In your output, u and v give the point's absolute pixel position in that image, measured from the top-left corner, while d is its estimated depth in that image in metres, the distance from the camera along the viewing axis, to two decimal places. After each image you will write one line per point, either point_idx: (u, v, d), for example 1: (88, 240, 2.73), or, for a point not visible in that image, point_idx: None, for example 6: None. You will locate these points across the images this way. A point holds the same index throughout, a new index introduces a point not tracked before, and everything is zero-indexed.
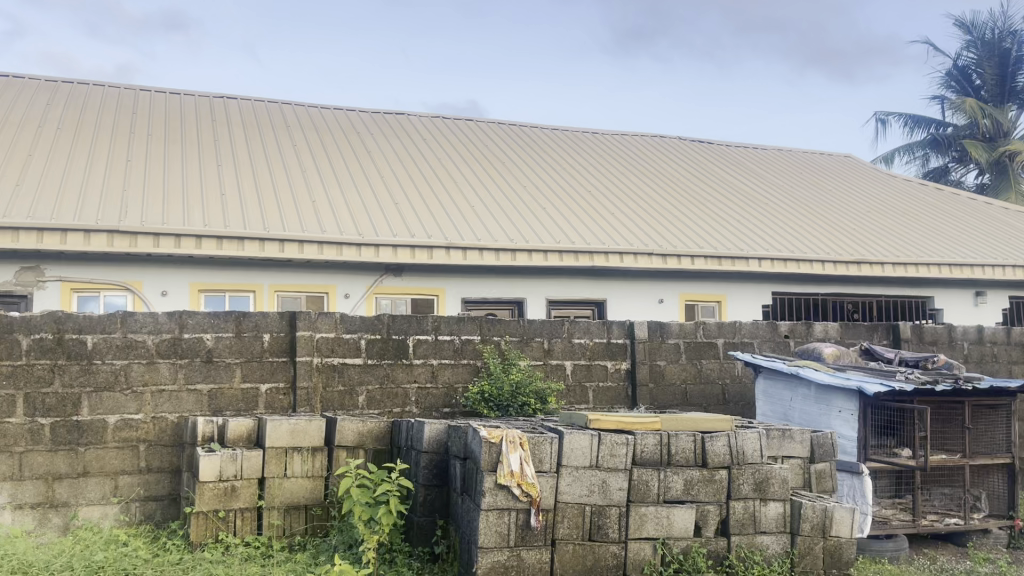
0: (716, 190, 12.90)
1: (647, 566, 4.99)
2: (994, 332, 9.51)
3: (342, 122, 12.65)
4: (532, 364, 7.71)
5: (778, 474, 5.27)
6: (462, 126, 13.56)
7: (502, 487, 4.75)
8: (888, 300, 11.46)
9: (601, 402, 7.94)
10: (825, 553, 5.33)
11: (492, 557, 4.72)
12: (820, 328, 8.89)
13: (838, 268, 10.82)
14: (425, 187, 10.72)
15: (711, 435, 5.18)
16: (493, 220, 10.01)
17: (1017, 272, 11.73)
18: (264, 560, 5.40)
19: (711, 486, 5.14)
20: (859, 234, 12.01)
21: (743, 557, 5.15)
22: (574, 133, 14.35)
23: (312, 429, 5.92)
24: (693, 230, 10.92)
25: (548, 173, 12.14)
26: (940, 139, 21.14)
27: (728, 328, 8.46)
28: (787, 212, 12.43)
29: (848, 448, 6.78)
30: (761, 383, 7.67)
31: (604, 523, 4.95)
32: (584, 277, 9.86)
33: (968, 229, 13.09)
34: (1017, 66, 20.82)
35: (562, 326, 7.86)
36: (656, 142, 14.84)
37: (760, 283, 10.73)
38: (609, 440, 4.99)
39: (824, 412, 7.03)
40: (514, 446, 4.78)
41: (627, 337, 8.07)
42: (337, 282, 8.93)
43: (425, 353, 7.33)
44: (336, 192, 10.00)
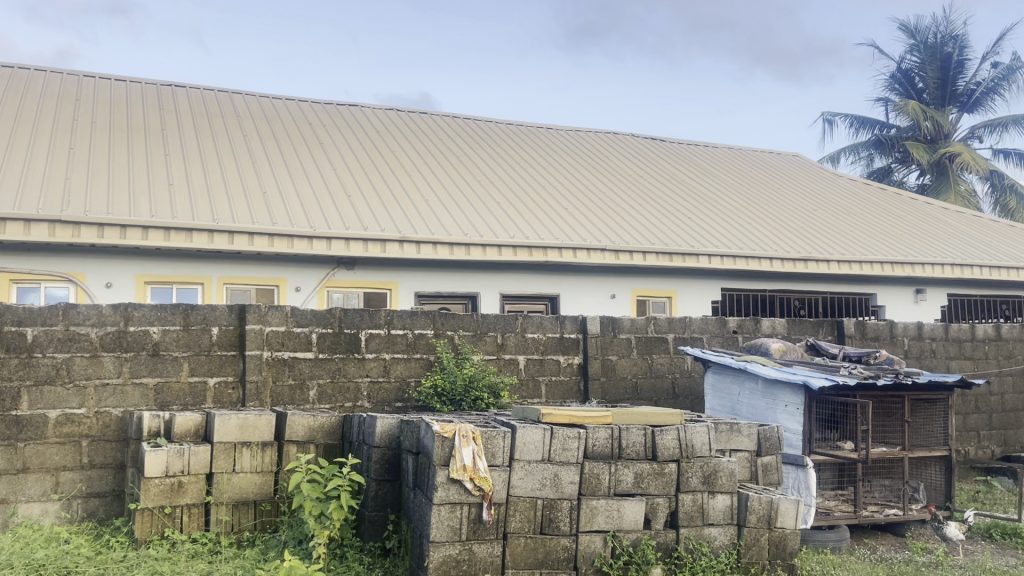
0: (669, 187, 13.03)
1: (598, 559, 5.03)
2: (933, 329, 9.82)
3: (295, 112, 12.48)
4: (485, 358, 7.74)
5: (726, 467, 5.36)
6: (416, 120, 13.46)
7: (454, 482, 4.76)
8: (833, 297, 11.75)
9: (553, 396, 7.99)
10: (770, 544, 5.43)
11: (444, 551, 4.73)
12: (768, 323, 9.05)
13: (786, 265, 11.02)
14: (378, 180, 10.63)
15: (661, 429, 5.25)
16: (447, 215, 9.96)
17: (956, 271, 12.09)
18: (212, 556, 5.30)
19: (660, 479, 5.22)
20: (808, 232, 12.22)
21: (691, 549, 5.24)
22: (529, 128, 14.35)
23: (262, 424, 5.83)
24: (646, 227, 11.01)
25: (503, 169, 12.12)
26: (883, 140, 21.65)
27: (679, 324, 8.59)
28: (737, 210, 12.60)
29: (794, 441, 6.95)
30: (710, 378, 7.79)
31: (555, 516, 4.99)
32: (538, 272, 9.90)
33: (911, 229, 13.44)
34: (958, 70, 21.44)
35: (515, 321, 7.89)
36: (611, 139, 14.92)
37: (710, 280, 10.89)
38: (561, 434, 5.02)
39: (770, 406, 7.18)
40: (467, 440, 4.79)
41: (580, 331, 8.12)
42: (288, 274, 8.80)
43: (377, 347, 7.28)
44: (288, 184, 9.85)
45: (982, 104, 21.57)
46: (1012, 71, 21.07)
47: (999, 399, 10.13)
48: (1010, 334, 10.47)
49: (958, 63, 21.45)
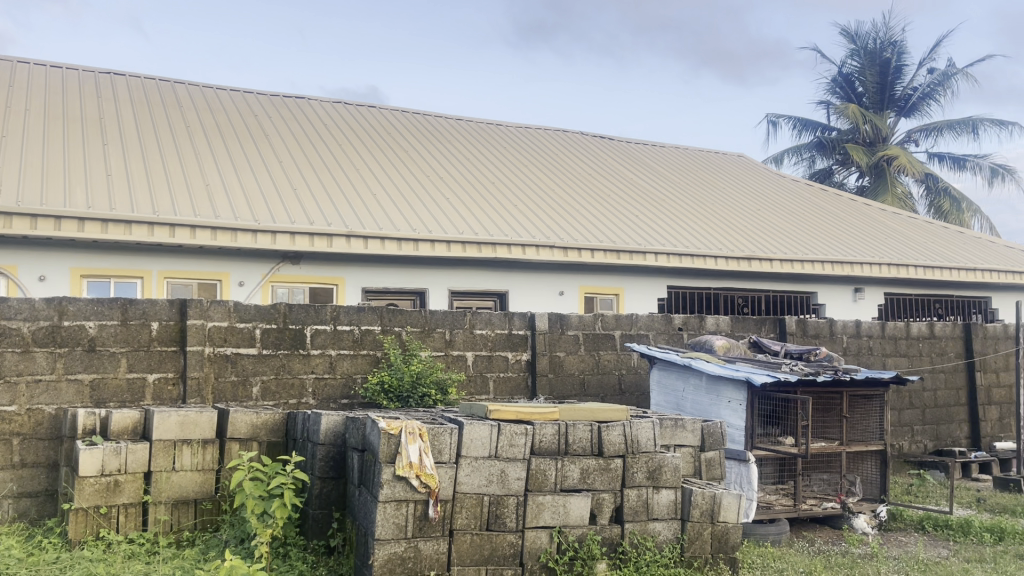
0: (617, 186, 13.13)
1: (544, 555, 5.04)
2: (871, 327, 10.10)
3: (239, 104, 12.23)
4: (433, 355, 7.71)
5: (670, 462, 5.44)
6: (364, 113, 13.31)
7: (400, 479, 4.72)
8: (776, 295, 12.01)
9: (501, 393, 8.02)
10: (713, 538, 5.52)
11: (389, 549, 4.69)
12: (712, 321, 9.20)
13: (730, 263, 11.20)
14: (325, 174, 10.48)
15: (607, 424, 5.29)
16: (396, 210, 9.88)
17: (893, 271, 12.44)
18: (150, 557, 5.17)
19: (606, 474, 5.26)
20: (752, 232, 12.45)
21: (635, 543, 5.30)
22: (478, 124, 14.32)
23: (203, 421, 5.72)
24: (595, 225, 11.07)
25: (452, 164, 12.06)
26: (825, 142, 22.18)
27: (626, 321, 8.67)
28: (683, 209, 12.76)
29: (736, 436, 7.07)
30: (655, 374, 7.88)
31: (502, 512, 4.99)
32: (486, 268, 9.89)
33: (851, 229, 13.78)
34: (896, 76, 22.05)
35: (464, 317, 7.89)
36: (560, 136, 14.97)
37: (656, 277, 11.01)
38: (508, 430, 5.03)
39: (714, 402, 7.30)
40: (413, 437, 4.76)
41: (528, 328, 8.16)
42: (231, 269, 8.62)
43: (323, 343, 7.19)
44: (232, 176, 9.66)
45: (919, 109, 22.23)
46: (947, 77, 21.75)
47: (932, 394, 10.48)
48: (943, 331, 10.77)
49: (896, 68, 22.05)
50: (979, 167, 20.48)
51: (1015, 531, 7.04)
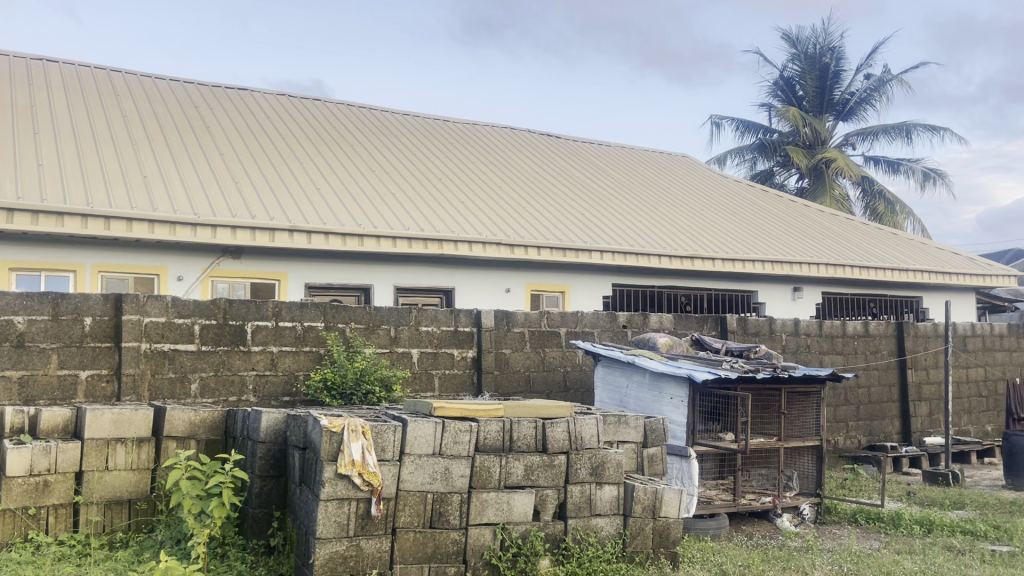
0: (564, 184, 13.20)
1: (487, 552, 5.04)
2: (808, 325, 10.35)
3: (179, 94, 11.94)
4: (378, 352, 7.64)
5: (613, 458, 5.49)
6: (309, 106, 13.11)
7: (342, 477, 4.67)
8: (717, 293, 12.24)
9: (446, 389, 8.00)
10: (654, 533, 5.59)
11: (330, 548, 4.63)
12: (655, 318, 9.34)
13: (674, 262, 11.34)
14: (268, 167, 10.30)
15: (551, 421, 5.33)
16: (341, 205, 9.77)
17: (830, 271, 12.76)
18: (81, 559, 5.01)
19: (550, 471, 5.28)
20: (695, 232, 12.63)
21: (578, 539, 5.33)
22: (425, 119, 14.23)
23: (138, 418, 5.58)
24: (541, 223, 11.10)
25: (399, 160, 11.96)
26: (766, 144, 22.63)
27: (571, 318, 8.71)
28: (628, 208, 12.88)
29: (678, 432, 7.17)
30: (600, 371, 7.94)
31: (445, 509, 4.97)
32: (432, 265, 9.84)
33: (790, 230, 14.09)
34: (835, 80, 22.61)
35: (409, 313, 7.83)
36: (507, 133, 14.97)
37: (602, 275, 11.10)
38: (453, 427, 5.02)
39: (656, 399, 7.39)
40: (356, 434, 4.71)
41: (474, 325, 8.15)
42: (169, 263, 8.42)
43: (264, 340, 7.07)
44: (170, 168, 9.42)
45: (856, 113, 22.84)
46: (883, 82, 22.39)
47: (866, 391, 10.80)
48: (877, 330, 11.09)
49: (834, 73, 22.61)
50: (912, 170, 21.14)
51: (943, 523, 7.29)
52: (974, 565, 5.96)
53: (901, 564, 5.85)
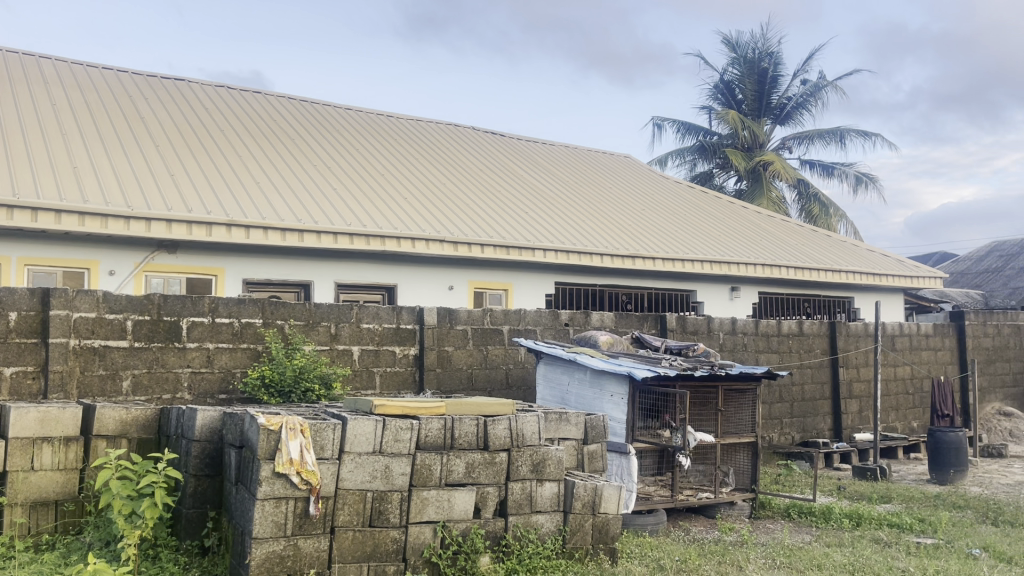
0: (507, 182, 13.21)
1: (427, 550, 5.02)
2: (745, 324, 10.57)
3: (113, 83, 11.58)
4: (318, 349, 7.54)
5: (554, 455, 5.52)
6: (248, 99, 12.85)
7: (280, 475, 4.61)
8: (657, 292, 12.41)
9: (387, 387, 7.94)
10: (594, 529, 5.64)
11: (267, 548, 4.56)
12: (597, 316, 9.42)
13: (616, 261, 11.45)
14: (205, 160, 10.06)
15: (493, 419, 5.34)
16: (281, 199, 9.60)
17: (767, 271, 13.05)
18: (4, 562, 4.82)
19: (491, 469, 5.29)
20: (636, 231, 12.79)
21: (519, 536, 5.34)
22: (368, 114, 14.08)
23: (66, 417, 5.42)
24: (484, 220, 11.10)
25: (341, 155, 11.81)
26: (706, 146, 23.04)
27: (514, 316, 8.74)
28: (571, 207, 12.97)
29: (618, 429, 7.25)
30: (542, 368, 7.98)
31: (385, 508, 4.93)
32: (373, 262, 9.75)
33: (729, 231, 14.37)
34: (773, 85, 23.11)
35: (350, 310, 7.75)
36: (451, 130, 14.92)
37: (544, 274, 11.16)
38: (394, 426, 4.99)
39: (597, 396, 7.46)
40: (294, 433, 4.64)
41: (416, 322, 8.11)
42: (100, 257, 8.17)
43: (200, 336, 6.92)
44: (103, 159, 9.14)
45: (793, 118, 23.39)
46: (819, 88, 22.97)
47: (799, 389, 11.10)
48: (811, 329, 11.38)
49: (772, 77, 23.11)
50: (846, 174, 21.75)
51: (871, 516, 7.53)
52: (900, 557, 6.16)
53: (831, 557, 6.02)
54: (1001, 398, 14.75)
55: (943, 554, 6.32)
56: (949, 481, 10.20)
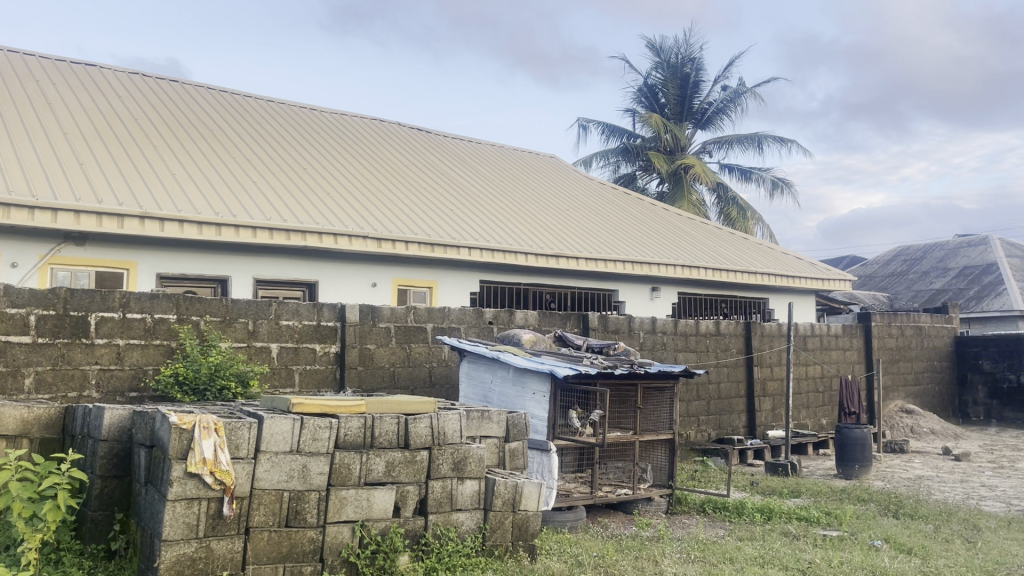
0: (433, 179, 13.15)
1: (345, 550, 4.96)
2: (665, 323, 10.79)
3: (19, 66, 11.05)
4: (234, 346, 7.35)
5: (475, 453, 5.53)
6: (165, 87, 12.44)
7: (193, 476, 4.48)
8: (580, 291, 12.57)
9: (306, 385, 7.80)
10: (513, 526, 5.67)
11: (178, 550, 4.43)
12: (521, 315, 9.46)
13: (540, 260, 11.52)
14: (117, 150, 9.69)
15: (414, 417, 5.32)
16: (198, 192, 9.33)
17: (687, 272, 13.34)
18: None
19: (411, 467, 5.26)
20: (561, 231, 12.90)
21: (439, 534, 5.33)
22: (291, 106, 13.79)
23: None
24: (409, 217, 11.02)
25: (262, 148, 11.54)
26: (630, 149, 23.43)
27: (438, 313, 8.71)
28: (496, 205, 12.98)
29: (539, 427, 7.31)
30: (465, 366, 7.97)
31: (302, 507, 4.85)
32: (293, 258, 9.57)
33: (650, 232, 14.63)
34: (694, 90, 23.64)
35: (269, 307, 7.59)
36: (376, 125, 14.75)
37: (469, 271, 11.15)
38: (312, 424, 4.91)
39: (519, 394, 7.51)
40: (208, 431, 4.52)
41: (338, 319, 8.00)
42: (2, 249, 7.78)
43: (110, 332, 6.69)
44: (6, 146, 8.71)
45: (714, 122, 23.97)
46: (738, 94, 23.60)
47: (716, 387, 11.41)
48: (727, 329, 11.70)
49: (694, 83, 23.63)
50: (763, 179, 22.42)
51: (781, 510, 7.79)
52: (807, 549, 6.40)
53: (742, 550, 6.20)
54: (903, 396, 15.45)
55: (847, 547, 6.59)
56: (855, 475, 10.63)
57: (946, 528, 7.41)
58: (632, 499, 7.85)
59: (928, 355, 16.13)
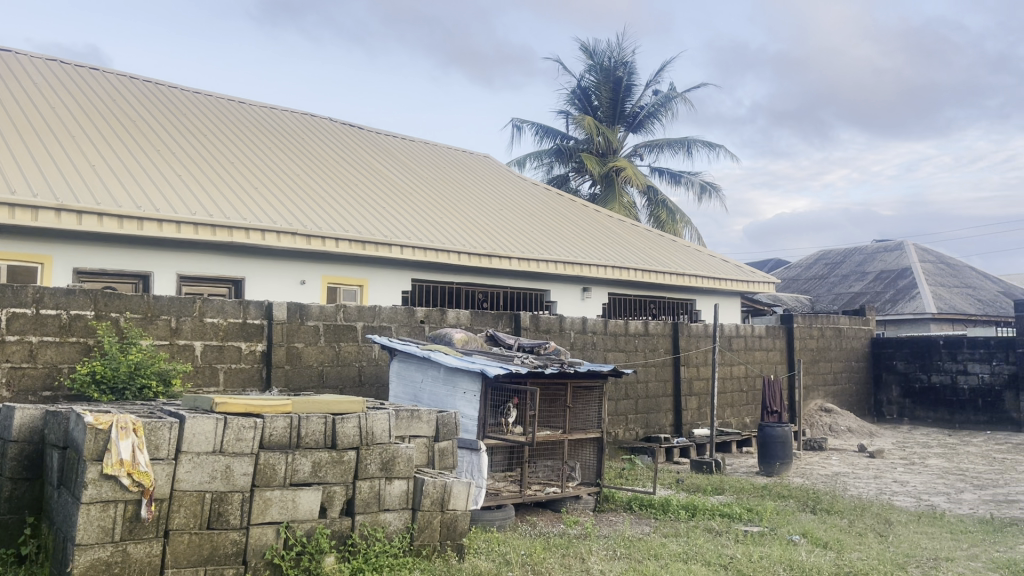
0: (365, 175, 13.00)
1: (269, 551, 4.86)
2: (595, 323, 10.92)
3: None
4: (155, 344, 7.15)
5: (403, 453, 5.50)
6: (86, 76, 11.99)
7: (109, 478, 4.34)
8: (512, 291, 12.61)
9: (231, 385, 7.62)
10: (441, 526, 5.65)
11: (92, 555, 4.29)
12: (453, 315, 9.42)
13: (472, 260, 11.51)
14: (32, 139, 9.30)
15: (341, 416, 5.25)
16: (119, 185, 9.03)
17: (617, 274, 13.52)
18: None
19: (338, 467, 5.20)
20: (494, 231, 12.91)
21: (366, 535, 5.28)
22: (219, 99, 13.46)
23: None
24: (340, 214, 10.88)
25: (188, 141, 11.23)
26: (563, 150, 23.63)
27: (368, 312, 8.64)
28: (428, 204, 12.91)
29: (469, 427, 7.32)
30: (395, 366, 7.90)
31: (225, 509, 4.74)
32: (219, 254, 9.35)
33: (582, 233, 14.76)
34: (627, 93, 23.96)
35: (192, 304, 7.39)
36: (308, 120, 14.51)
37: (401, 270, 11.08)
38: (236, 424, 4.81)
39: (450, 393, 7.50)
40: (125, 432, 4.38)
41: (264, 317, 7.85)
42: None
43: (21, 329, 6.44)
44: None
45: (645, 126, 24.34)
46: (669, 99, 24.01)
47: (644, 386, 11.60)
48: (655, 330, 11.91)
49: (626, 86, 23.94)
50: (692, 183, 22.87)
51: (705, 507, 7.97)
52: (729, 545, 6.57)
53: (667, 547, 6.32)
54: (823, 395, 15.98)
55: (767, 542, 6.78)
56: (776, 472, 10.93)
57: (860, 522, 7.70)
58: (560, 498, 7.91)
59: (847, 356, 16.72)
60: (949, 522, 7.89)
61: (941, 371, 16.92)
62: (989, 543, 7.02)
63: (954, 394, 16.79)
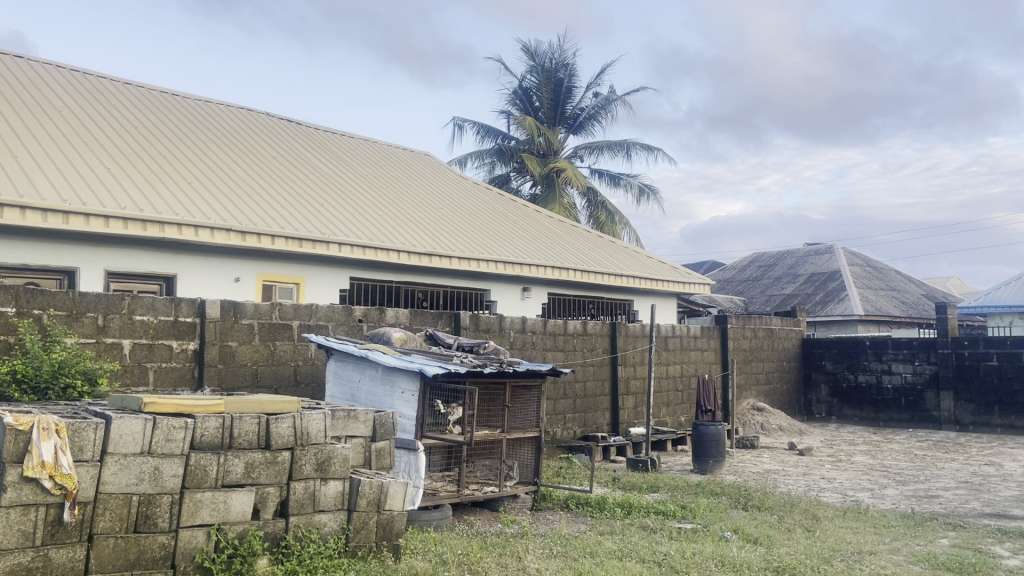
0: (303, 172, 12.81)
1: (199, 554, 4.74)
2: (534, 323, 10.98)
3: None
4: (81, 342, 6.92)
5: (339, 453, 5.43)
6: (10, 64, 11.52)
7: (29, 480, 4.20)
8: (452, 290, 12.57)
9: (162, 384, 7.42)
10: (378, 527, 5.60)
11: (11, 560, 4.14)
12: (392, 313, 9.34)
13: (412, 259, 11.43)
14: None
15: (276, 416, 5.17)
16: (45, 178, 8.71)
17: (556, 274, 13.60)
18: None
19: (272, 468, 5.11)
20: (434, 230, 12.85)
21: (300, 536, 5.20)
22: (152, 91, 13.08)
23: None
24: (277, 211, 10.70)
25: (118, 133, 10.89)
26: (504, 150, 23.68)
27: (304, 311, 8.53)
28: (368, 201, 12.79)
29: (407, 426, 7.27)
30: (332, 365, 7.81)
31: (153, 512, 4.62)
32: (150, 250, 9.10)
33: (522, 233, 14.81)
34: (567, 95, 24.15)
35: (121, 301, 7.18)
36: (245, 114, 14.21)
37: (339, 268, 10.95)
38: (165, 424, 4.69)
39: (387, 392, 7.44)
40: (48, 433, 4.26)
41: (197, 315, 7.66)
42: None
43: None
44: None
45: (586, 127, 24.54)
46: (609, 101, 24.26)
47: (582, 385, 11.70)
48: (594, 329, 12.03)
49: (567, 88, 24.13)
50: (631, 185, 23.16)
51: (641, 505, 8.08)
52: (663, 542, 6.67)
53: (603, 544, 6.39)
54: (755, 394, 16.36)
55: (700, 538, 6.92)
56: (710, 470, 11.15)
57: (789, 518, 7.91)
58: (498, 498, 7.90)
59: (778, 356, 17.16)
60: (873, 517, 8.16)
61: (867, 371, 17.49)
62: (910, 537, 7.29)
63: (879, 393, 17.37)
